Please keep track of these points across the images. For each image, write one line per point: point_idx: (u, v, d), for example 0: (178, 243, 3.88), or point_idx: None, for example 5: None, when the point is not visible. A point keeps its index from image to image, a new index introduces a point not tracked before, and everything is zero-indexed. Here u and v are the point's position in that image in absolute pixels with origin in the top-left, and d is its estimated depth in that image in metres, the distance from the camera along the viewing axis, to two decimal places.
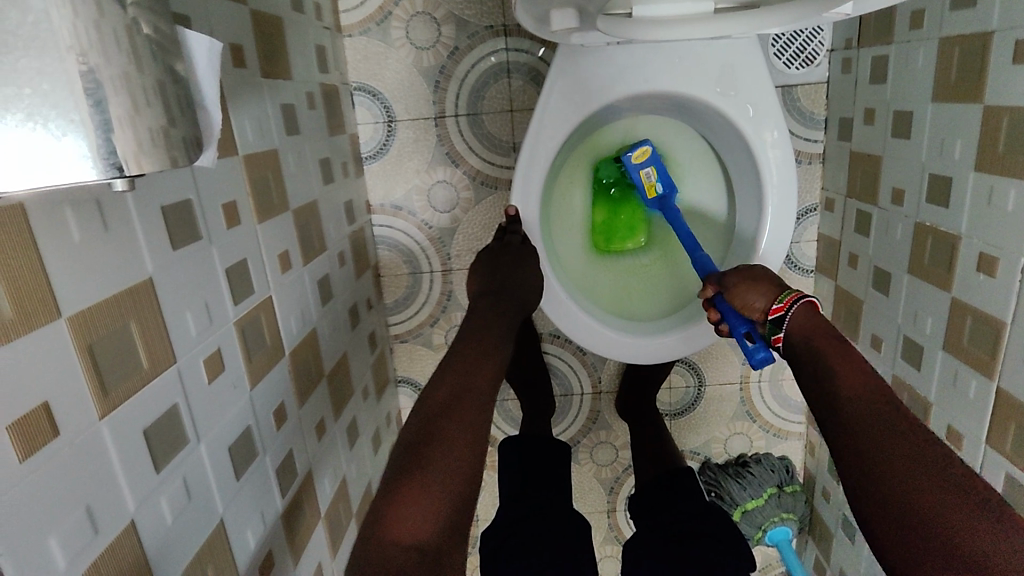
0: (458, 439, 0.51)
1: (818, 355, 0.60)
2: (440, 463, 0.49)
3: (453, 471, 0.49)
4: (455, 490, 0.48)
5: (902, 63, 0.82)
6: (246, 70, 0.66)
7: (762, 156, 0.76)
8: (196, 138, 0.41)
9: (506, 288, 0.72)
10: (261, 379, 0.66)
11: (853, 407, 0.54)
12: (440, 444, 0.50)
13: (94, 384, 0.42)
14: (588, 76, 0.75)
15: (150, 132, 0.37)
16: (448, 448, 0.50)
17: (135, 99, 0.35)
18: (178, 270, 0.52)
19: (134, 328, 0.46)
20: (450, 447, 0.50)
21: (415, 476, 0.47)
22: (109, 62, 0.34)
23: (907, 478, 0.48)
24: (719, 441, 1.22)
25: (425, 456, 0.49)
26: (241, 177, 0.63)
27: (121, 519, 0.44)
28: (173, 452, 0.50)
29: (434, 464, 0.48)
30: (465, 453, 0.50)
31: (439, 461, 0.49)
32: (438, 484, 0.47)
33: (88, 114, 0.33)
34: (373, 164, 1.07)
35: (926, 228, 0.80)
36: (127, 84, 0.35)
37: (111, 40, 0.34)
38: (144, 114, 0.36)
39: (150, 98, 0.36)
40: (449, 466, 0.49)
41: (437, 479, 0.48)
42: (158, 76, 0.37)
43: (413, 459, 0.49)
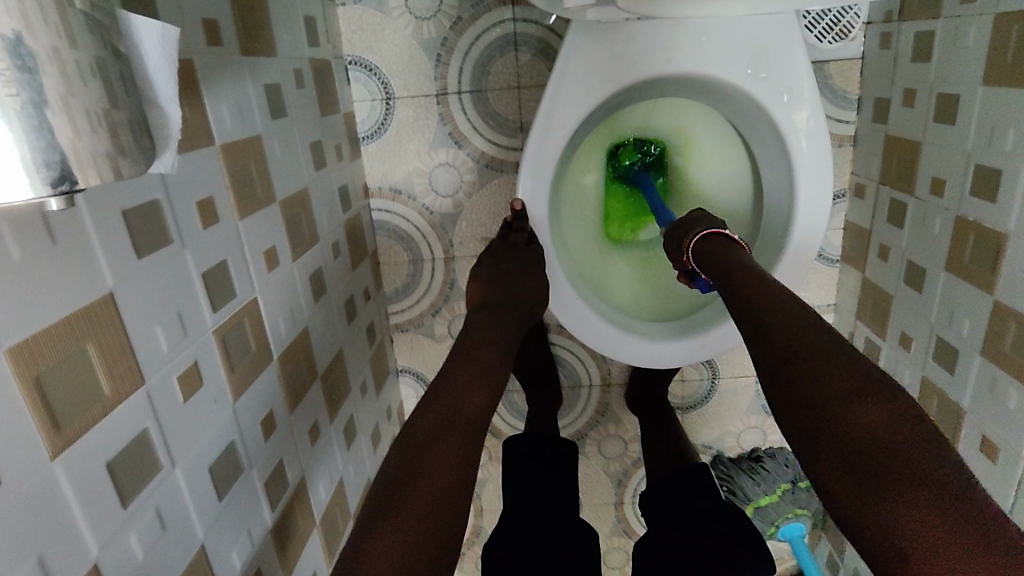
0: (441, 477, 0.46)
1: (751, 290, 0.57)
2: (417, 504, 0.44)
3: (431, 513, 0.44)
4: (432, 534, 0.43)
5: (950, 39, 0.75)
6: (223, 48, 0.59)
7: (796, 145, 0.69)
8: (144, 123, 0.36)
9: (509, 298, 0.67)
10: (247, 389, 0.61)
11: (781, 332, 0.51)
12: (420, 483, 0.45)
13: (44, 420, 0.37)
14: (608, 54, 0.68)
15: (91, 137, 0.31)
16: (427, 488, 0.45)
17: (67, 78, 0.30)
18: (146, 280, 0.47)
19: (93, 352, 0.41)
20: (430, 486, 0.45)
21: (389, 517, 0.43)
22: (34, 34, 0.28)
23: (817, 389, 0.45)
24: (732, 434, 1.17)
25: (400, 497, 0.44)
26: (219, 169, 0.58)
27: (82, 565, 0.39)
28: (144, 482, 0.46)
29: (412, 504, 0.44)
30: (447, 493, 0.46)
31: (416, 501, 0.44)
32: (414, 526, 0.43)
33: (17, 121, 0.28)
34: (371, 145, 1.00)
35: (968, 224, 0.73)
36: (58, 62, 0.29)
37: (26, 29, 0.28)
38: (80, 96, 0.31)
39: (86, 77, 0.31)
40: (428, 507, 0.44)
41: (413, 522, 0.43)
42: (95, 53, 0.32)
43: (389, 498, 0.44)
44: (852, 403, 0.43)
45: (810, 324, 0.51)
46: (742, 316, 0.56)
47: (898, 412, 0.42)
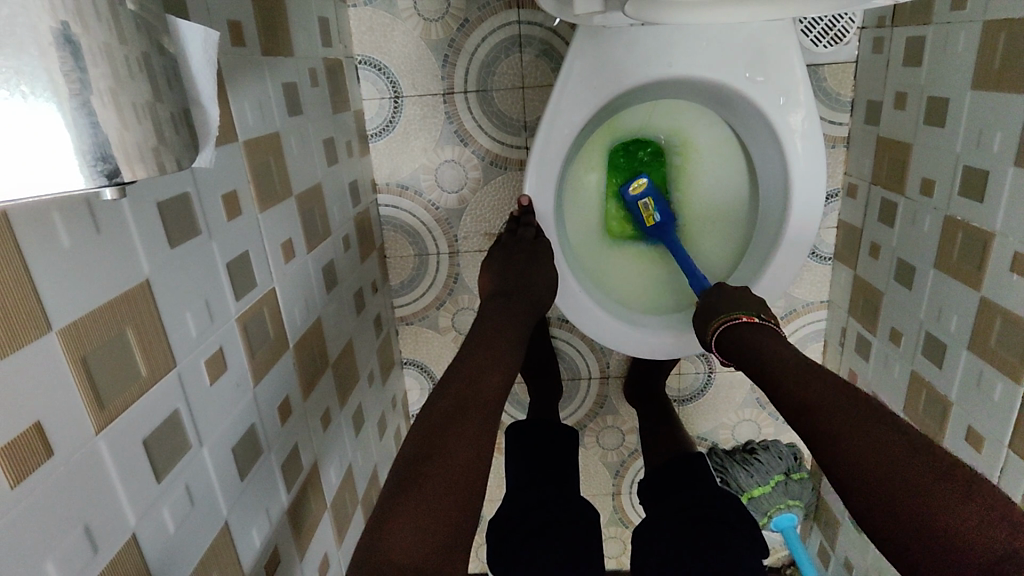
0: (459, 455, 0.49)
1: (796, 381, 0.59)
2: (437, 480, 0.47)
3: (451, 488, 0.47)
4: (452, 508, 0.46)
5: (939, 46, 0.78)
6: (246, 49, 0.62)
7: (790, 146, 0.72)
8: (185, 116, 0.38)
9: (520, 290, 0.70)
10: (265, 375, 0.64)
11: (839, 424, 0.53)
12: (440, 460, 0.48)
13: (89, 397, 0.40)
14: (611, 58, 0.71)
15: (139, 131, 0.34)
16: (446, 464, 0.48)
17: (117, 74, 0.33)
18: (177, 268, 0.50)
19: (131, 334, 0.44)
20: (449, 463, 0.48)
21: (411, 493, 0.46)
22: (87, 30, 0.31)
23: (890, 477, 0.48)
24: (726, 427, 1.21)
25: (423, 472, 0.47)
26: (242, 164, 0.60)
27: (122, 534, 0.42)
28: (175, 459, 0.48)
29: (432, 479, 0.47)
30: (465, 469, 0.49)
31: (436, 477, 0.47)
32: (436, 501, 0.46)
33: (73, 116, 0.30)
34: (379, 142, 1.03)
35: (956, 223, 0.76)
36: (109, 57, 0.32)
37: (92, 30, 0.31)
38: (128, 89, 0.33)
39: (134, 72, 0.34)
40: (447, 482, 0.47)
41: (433, 496, 0.46)
42: (142, 49, 0.35)
43: (410, 475, 0.47)
44: (916, 486, 0.46)
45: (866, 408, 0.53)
46: (794, 411, 0.57)
47: (977, 499, 0.44)
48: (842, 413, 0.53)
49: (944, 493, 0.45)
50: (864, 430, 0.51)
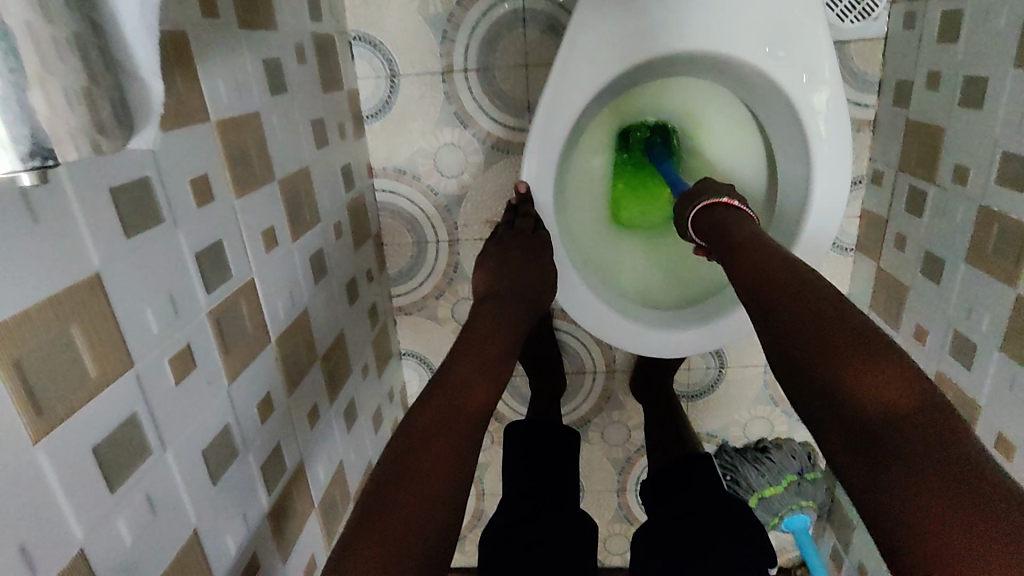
0: (436, 474, 0.45)
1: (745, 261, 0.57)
2: (411, 502, 0.43)
3: (427, 512, 0.43)
4: (424, 532, 0.42)
5: (979, 20, 0.71)
6: (220, 21, 0.57)
7: (813, 128, 0.67)
8: (126, 101, 0.34)
9: (514, 288, 0.66)
10: (242, 372, 0.60)
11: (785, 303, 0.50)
12: (415, 480, 0.44)
13: (26, 404, 0.36)
14: (620, 32, 0.66)
15: (62, 114, 0.29)
16: (423, 485, 0.44)
17: (39, 52, 0.28)
18: (135, 260, 0.46)
19: (78, 334, 0.40)
20: (425, 484, 0.44)
21: (383, 515, 0.41)
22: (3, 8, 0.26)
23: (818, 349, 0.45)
24: (738, 424, 1.16)
25: (396, 492, 0.43)
26: (214, 147, 0.56)
27: (67, 551, 0.39)
28: (133, 467, 0.45)
29: (405, 502, 0.43)
30: (442, 492, 0.45)
31: (409, 499, 0.43)
32: (407, 524, 0.42)
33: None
34: (375, 124, 0.98)
35: (992, 214, 0.70)
36: (31, 37, 0.28)
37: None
38: (54, 69, 0.29)
39: (62, 52, 0.29)
40: (421, 506, 0.43)
41: (407, 520, 0.42)
42: (74, 28, 0.30)
43: (383, 496, 0.43)
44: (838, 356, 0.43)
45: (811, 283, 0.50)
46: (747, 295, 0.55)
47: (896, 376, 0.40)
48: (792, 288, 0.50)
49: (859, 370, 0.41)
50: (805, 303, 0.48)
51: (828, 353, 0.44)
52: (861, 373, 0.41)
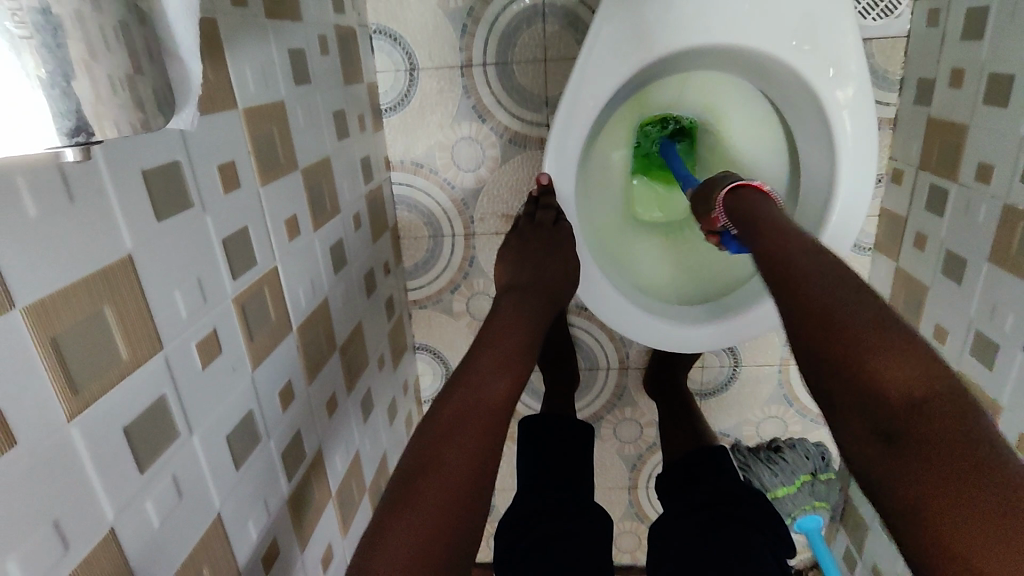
0: (462, 465, 0.45)
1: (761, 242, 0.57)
2: (437, 493, 0.43)
3: (453, 503, 0.43)
4: (450, 523, 0.42)
5: (1006, 16, 0.71)
6: (248, 10, 0.58)
7: (837, 123, 0.66)
8: (165, 88, 0.34)
9: (536, 283, 0.66)
10: (266, 359, 0.60)
11: (800, 276, 0.50)
12: (439, 473, 0.44)
13: (61, 383, 0.37)
14: (644, 25, 0.65)
15: (105, 89, 0.29)
16: (448, 476, 0.44)
17: (85, 30, 0.28)
18: (165, 244, 0.46)
19: (111, 315, 0.40)
20: (451, 475, 0.44)
21: (407, 507, 0.42)
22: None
23: (848, 321, 0.44)
24: (751, 423, 1.16)
25: (422, 483, 0.43)
26: (241, 134, 0.56)
27: (98, 530, 0.39)
28: (161, 449, 0.45)
29: (431, 493, 0.43)
30: (468, 482, 0.45)
31: (434, 490, 0.43)
32: (432, 516, 0.42)
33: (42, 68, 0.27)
34: (393, 117, 0.98)
35: (1016, 213, 0.70)
36: (79, 16, 0.28)
37: None
38: (98, 47, 0.29)
39: (106, 32, 0.29)
40: (448, 496, 0.43)
41: (434, 512, 0.42)
42: (118, 7, 0.30)
43: (409, 487, 0.43)
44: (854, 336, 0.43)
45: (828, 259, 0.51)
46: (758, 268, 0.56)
47: (918, 358, 0.40)
48: (808, 265, 0.50)
49: (889, 351, 0.41)
50: (825, 277, 0.48)
51: (850, 332, 0.43)
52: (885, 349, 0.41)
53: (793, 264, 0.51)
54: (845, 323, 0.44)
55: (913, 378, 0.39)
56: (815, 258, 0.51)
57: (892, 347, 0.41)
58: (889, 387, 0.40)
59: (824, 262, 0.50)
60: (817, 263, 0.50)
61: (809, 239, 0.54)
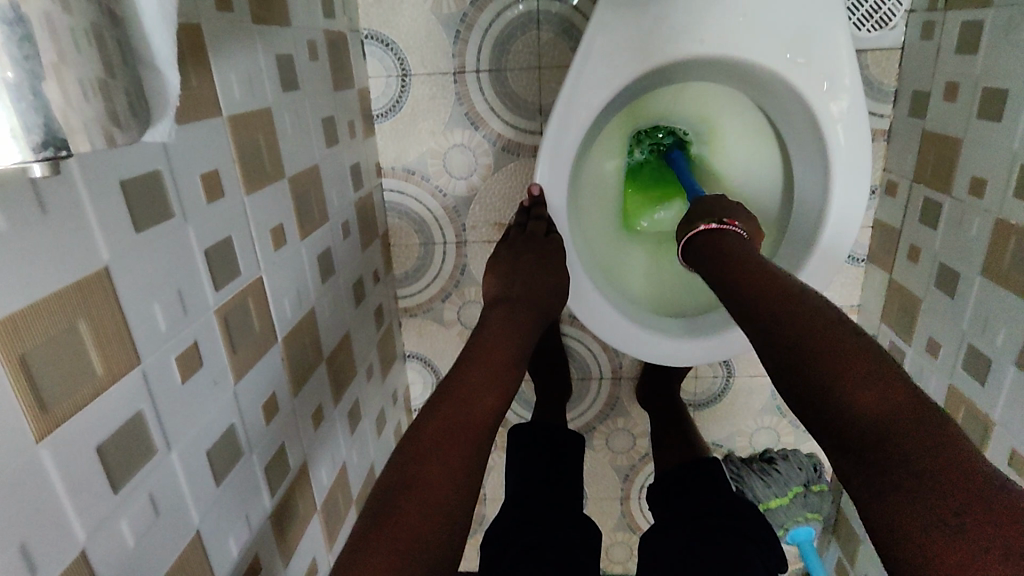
0: (444, 483, 0.44)
1: (734, 279, 0.57)
2: (417, 512, 0.42)
3: (433, 524, 0.42)
4: (433, 541, 0.41)
5: (1000, 31, 0.70)
6: (235, 15, 0.57)
7: (831, 136, 0.66)
8: (141, 94, 0.33)
9: (524, 293, 0.65)
10: (249, 371, 0.59)
11: (769, 317, 0.50)
12: (423, 489, 0.43)
13: (30, 401, 0.35)
14: (638, 34, 0.65)
15: (76, 98, 0.28)
16: (432, 493, 0.43)
17: (55, 38, 0.27)
18: (144, 256, 0.45)
19: (85, 330, 0.39)
20: (431, 493, 0.43)
21: (390, 524, 0.41)
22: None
23: (813, 357, 0.44)
24: (744, 434, 1.15)
25: (405, 500, 0.42)
26: (226, 142, 0.55)
27: (68, 553, 0.38)
28: (137, 467, 0.44)
29: (410, 513, 0.42)
30: (449, 502, 0.43)
31: (417, 507, 0.42)
32: (415, 534, 0.41)
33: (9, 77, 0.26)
34: (385, 123, 0.97)
35: (1009, 227, 0.69)
36: (48, 24, 0.27)
37: None
38: (70, 57, 0.28)
39: (78, 41, 0.28)
40: (427, 516, 0.42)
41: (413, 532, 0.41)
42: (90, 13, 0.29)
43: (389, 505, 0.42)
44: (829, 371, 0.42)
45: (797, 295, 0.51)
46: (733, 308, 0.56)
47: (886, 385, 0.39)
48: (778, 302, 0.51)
49: (857, 384, 0.40)
50: (795, 314, 0.48)
51: (821, 367, 0.43)
52: (852, 377, 0.41)
53: (763, 305, 0.52)
54: (814, 361, 0.44)
55: (883, 406, 0.38)
56: (786, 296, 0.51)
57: (861, 375, 0.40)
58: (860, 421, 0.39)
59: (794, 300, 0.50)
60: (787, 301, 0.50)
61: (780, 277, 0.54)
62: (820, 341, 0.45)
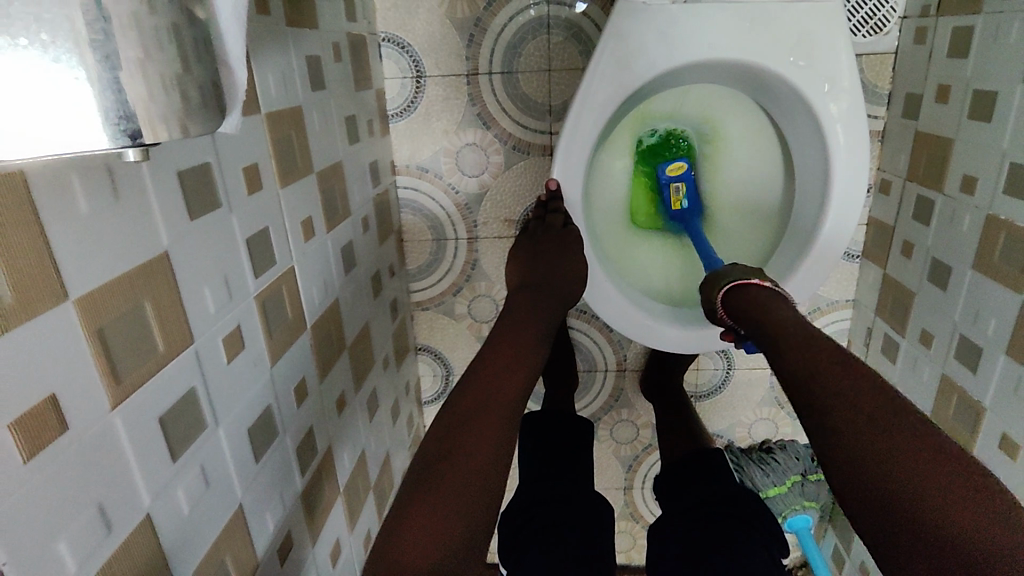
0: (481, 453, 0.47)
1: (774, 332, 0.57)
2: (458, 479, 0.45)
3: (473, 490, 0.45)
4: (472, 505, 0.45)
5: (989, 37, 0.75)
6: (271, 17, 0.60)
7: (831, 135, 0.70)
8: (213, 88, 0.36)
9: (546, 285, 0.68)
10: (283, 356, 0.62)
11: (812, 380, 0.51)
12: (460, 459, 0.46)
13: (105, 371, 0.38)
14: (649, 38, 0.68)
15: (160, 90, 0.31)
16: (469, 462, 0.46)
17: (143, 36, 0.30)
18: (196, 242, 0.48)
19: (149, 308, 0.42)
20: (470, 463, 0.47)
21: (431, 490, 0.44)
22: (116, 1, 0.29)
23: (865, 436, 0.45)
24: (744, 425, 1.19)
25: (444, 468, 0.46)
26: (264, 137, 0.58)
27: (136, 514, 0.41)
28: (190, 439, 0.47)
29: (451, 480, 0.45)
30: (486, 471, 0.47)
31: (456, 475, 0.45)
32: (456, 499, 0.44)
33: (97, 70, 0.29)
34: (399, 123, 1.01)
35: (999, 222, 0.73)
36: (137, 24, 0.30)
37: None
38: (155, 54, 0.31)
39: (161, 40, 0.31)
40: (466, 483, 0.45)
41: (454, 497, 0.44)
42: (173, 14, 0.32)
43: (431, 473, 0.46)
44: (883, 454, 0.43)
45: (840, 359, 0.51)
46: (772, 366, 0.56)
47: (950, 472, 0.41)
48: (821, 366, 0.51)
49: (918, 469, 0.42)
50: (839, 381, 0.49)
51: (877, 444, 0.44)
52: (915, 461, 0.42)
53: (806, 367, 0.52)
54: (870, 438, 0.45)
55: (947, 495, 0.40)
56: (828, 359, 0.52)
57: (924, 458, 0.42)
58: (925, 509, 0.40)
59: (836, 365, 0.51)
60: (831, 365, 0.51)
61: (820, 337, 0.55)
62: (870, 418, 0.46)
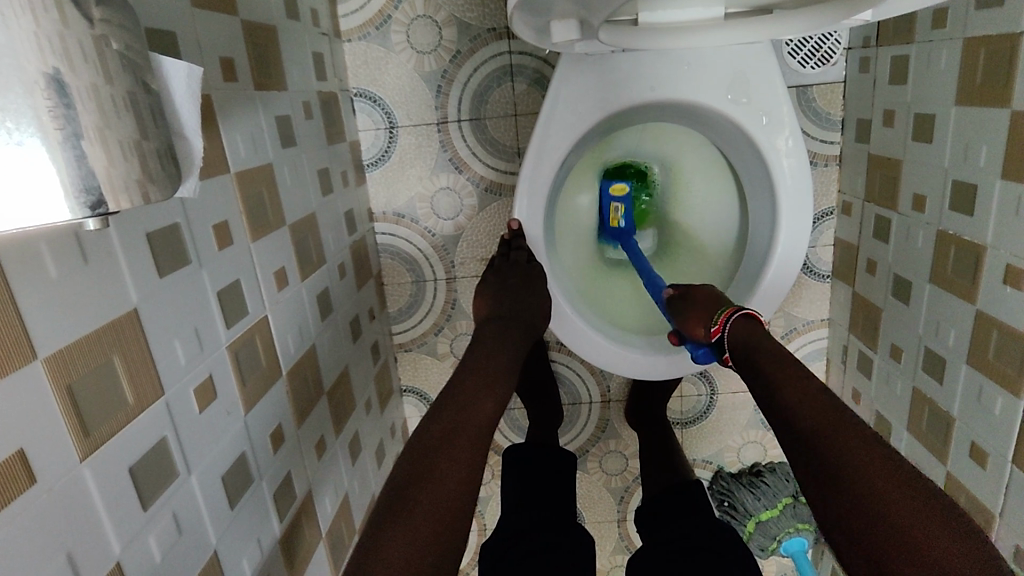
0: (449, 480, 0.49)
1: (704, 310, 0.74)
2: (428, 503, 0.47)
3: (441, 515, 0.47)
4: (439, 531, 0.46)
5: (922, 64, 0.79)
6: (238, 84, 0.64)
7: (776, 164, 0.73)
8: (171, 153, 0.39)
9: (513, 314, 0.71)
10: (257, 404, 0.64)
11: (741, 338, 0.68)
12: (429, 485, 0.48)
13: (74, 424, 0.41)
14: (596, 85, 0.73)
15: (121, 150, 0.34)
16: (437, 488, 0.48)
17: (103, 112, 0.33)
18: (166, 297, 0.50)
19: (118, 362, 0.45)
20: (438, 489, 0.48)
21: (400, 517, 0.45)
22: (75, 74, 0.31)
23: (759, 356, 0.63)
24: (731, 449, 1.20)
25: (413, 496, 0.47)
26: (233, 195, 0.62)
27: (105, 562, 0.42)
28: (162, 488, 0.48)
29: (421, 504, 0.47)
30: (456, 495, 0.49)
31: (425, 501, 0.47)
32: (423, 524, 0.46)
33: (59, 147, 0.30)
34: (374, 171, 1.05)
35: (948, 237, 0.76)
36: (96, 98, 0.32)
37: (77, 55, 0.31)
38: (115, 128, 0.33)
39: (120, 111, 0.34)
40: (436, 507, 0.47)
41: (421, 524, 0.46)
42: (129, 88, 0.35)
43: (399, 501, 0.47)
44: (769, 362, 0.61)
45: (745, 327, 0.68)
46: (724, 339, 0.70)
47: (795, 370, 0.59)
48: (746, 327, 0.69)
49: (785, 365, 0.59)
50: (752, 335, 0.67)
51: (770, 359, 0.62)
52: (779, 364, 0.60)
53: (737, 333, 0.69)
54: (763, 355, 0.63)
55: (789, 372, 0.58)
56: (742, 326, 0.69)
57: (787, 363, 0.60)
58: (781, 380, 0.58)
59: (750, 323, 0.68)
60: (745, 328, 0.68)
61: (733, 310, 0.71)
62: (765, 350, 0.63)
